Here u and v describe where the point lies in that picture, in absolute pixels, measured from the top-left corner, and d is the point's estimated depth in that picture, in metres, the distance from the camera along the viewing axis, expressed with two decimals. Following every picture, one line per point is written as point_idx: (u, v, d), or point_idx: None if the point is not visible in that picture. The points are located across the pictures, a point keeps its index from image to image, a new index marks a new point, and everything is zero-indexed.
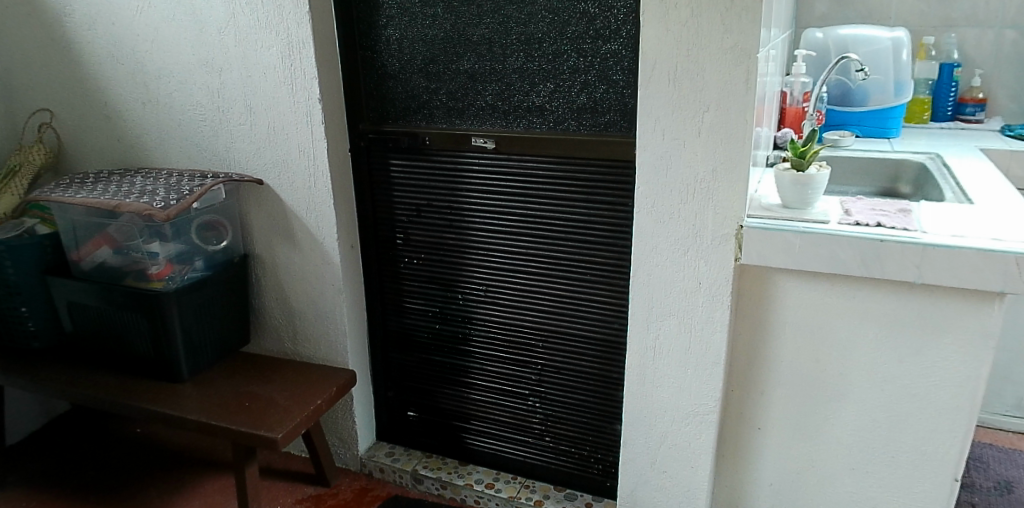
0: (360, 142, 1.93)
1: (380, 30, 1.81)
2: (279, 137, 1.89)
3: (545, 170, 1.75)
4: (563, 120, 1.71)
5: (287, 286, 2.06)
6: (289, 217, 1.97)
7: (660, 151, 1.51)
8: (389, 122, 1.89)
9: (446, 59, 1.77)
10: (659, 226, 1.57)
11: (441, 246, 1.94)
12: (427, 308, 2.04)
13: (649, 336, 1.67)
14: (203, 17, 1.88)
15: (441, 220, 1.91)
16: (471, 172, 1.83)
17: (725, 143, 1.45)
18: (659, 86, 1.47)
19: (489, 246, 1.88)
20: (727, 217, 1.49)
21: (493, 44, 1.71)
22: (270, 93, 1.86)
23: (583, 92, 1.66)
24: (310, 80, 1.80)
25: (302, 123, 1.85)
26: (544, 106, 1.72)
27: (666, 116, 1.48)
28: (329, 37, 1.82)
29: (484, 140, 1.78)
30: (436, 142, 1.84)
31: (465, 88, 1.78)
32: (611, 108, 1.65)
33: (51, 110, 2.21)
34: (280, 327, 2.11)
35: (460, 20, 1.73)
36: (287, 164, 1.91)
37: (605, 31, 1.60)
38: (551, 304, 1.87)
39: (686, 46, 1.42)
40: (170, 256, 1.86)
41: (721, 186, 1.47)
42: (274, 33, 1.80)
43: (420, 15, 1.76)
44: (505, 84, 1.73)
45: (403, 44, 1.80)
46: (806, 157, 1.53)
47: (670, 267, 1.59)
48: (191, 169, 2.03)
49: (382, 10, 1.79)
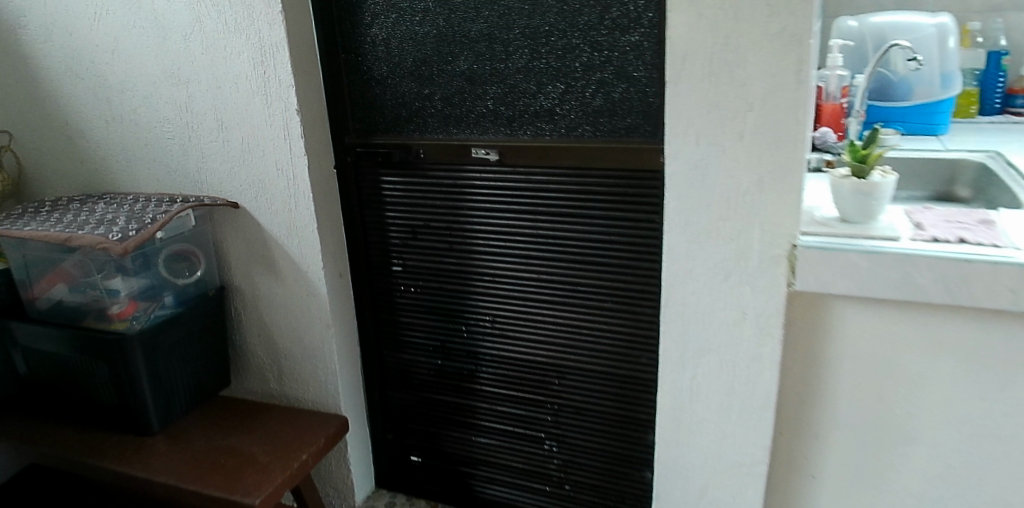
0: (346, 157, 1.70)
1: (363, 31, 1.59)
2: (253, 154, 1.66)
3: (558, 185, 1.52)
4: (576, 126, 1.48)
5: (269, 322, 1.83)
6: (269, 245, 1.74)
7: (695, 159, 1.27)
8: (376, 133, 1.67)
9: (440, 61, 1.54)
10: (694, 247, 1.33)
11: (441, 272, 1.72)
12: (427, 341, 1.81)
13: (684, 375, 1.43)
14: (165, 22, 1.65)
15: (440, 242, 1.69)
16: (472, 189, 1.61)
17: (772, 147, 1.21)
18: (692, 82, 1.23)
19: (496, 271, 1.65)
20: (777, 235, 1.26)
21: (493, 40, 1.48)
22: (242, 105, 1.63)
23: (599, 92, 1.43)
24: (284, 89, 1.57)
25: (279, 139, 1.62)
26: (554, 109, 1.48)
27: (700, 118, 1.25)
28: (306, 39, 1.59)
29: (483, 151, 1.56)
30: (433, 155, 1.61)
31: (462, 92, 1.55)
32: (633, 110, 1.42)
33: (10, 132, 1.99)
34: (265, 366, 1.88)
35: (453, 16, 1.50)
36: (264, 185, 1.68)
37: (622, 21, 1.37)
38: (568, 335, 1.64)
39: (723, 34, 1.19)
40: (133, 292, 1.64)
41: (769, 198, 1.24)
42: (243, 36, 1.57)
43: (407, 12, 1.54)
44: (508, 87, 1.50)
45: (391, 46, 1.57)
46: (867, 162, 1.29)
47: (708, 294, 1.35)
48: (159, 192, 1.80)
49: (365, 7, 1.57)
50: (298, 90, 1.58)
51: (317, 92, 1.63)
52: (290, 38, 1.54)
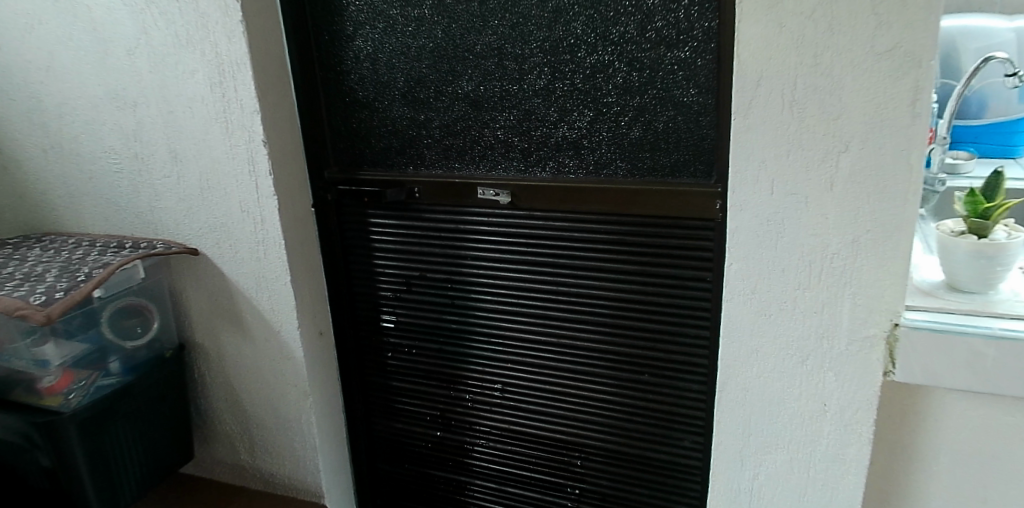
0: (326, 195, 1.41)
1: (344, 44, 1.31)
2: (214, 193, 1.37)
3: (584, 234, 1.24)
4: (608, 162, 1.19)
5: (237, 388, 1.54)
6: (234, 298, 1.45)
7: (768, 212, 0.99)
8: (361, 166, 1.38)
9: (438, 81, 1.25)
10: (763, 321, 1.05)
11: (441, 331, 1.43)
12: (423, 411, 1.51)
13: (744, 474, 1.15)
14: (105, 33, 1.36)
15: (440, 297, 1.40)
16: (479, 236, 1.32)
17: (874, 199, 0.93)
18: (768, 113, 0.95)
19: (507, 332, 1.36)
20: (875, 311, 0.98)
21: (503, 57, 1.20)
22: (199, 133, 1.34)
23: (637, 122, 1.15)
24: (249, 116, 1.28)
25: (244, 175, 1.33)
26: (580, 141, 1.20)
27: (776, 160, 0.96)
28: (277, 53, 1.31)
29: (490, 190, 1.27)
30: (430, 194, 1.33)
31: (465, 119, 1.26)
32: (680, 144, 1.13)
33: None
34: (233, 437, 1.60)
35: (454, 26, 1.21)
36: (227, 229, 1.39)
37: (669, 34, 1.09)
38: (595, 410, 1.35)
39: (812, 52, 0.91)
40: (67, 361, 1.33)
41: (866, 264, 0.96)
42: (197, 50, 1.28)
43: (398, 22, 1.25)
44: (522, 113, 1.22)
45: (378, 62, 1.29)
46: (991, 217, 1.00)
47: (779, 379, 1.07)
48: (106, 234, 1.51)
49: (347, 16, 1.29)
50: (266, 116, 1.29)
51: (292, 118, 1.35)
52: (255, 54, 1.26)
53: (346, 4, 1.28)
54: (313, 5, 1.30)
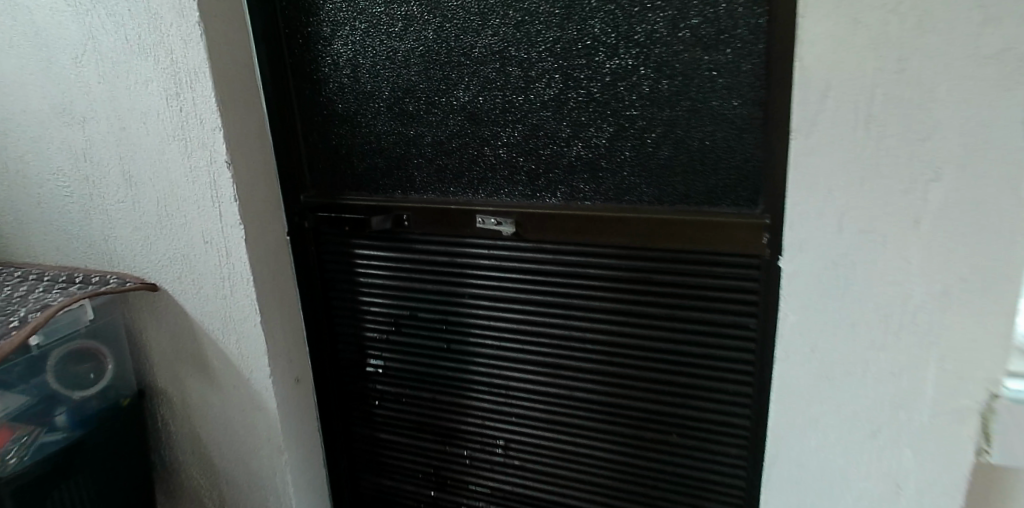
0: (302, 221, 1.22)
1: (320, 49, 1.12)
2: (173, 220, 1.19)
3: (604, 270, 1.05)
4: (631, 187, 1.00)
5: (205, 440, 1.35)
6: (200, 340, 1.26)
7: (834, 254, 0.80)
8: (342, 189, 1.18)
9: (430, 91, 1.07)
10: (825, 384, 0.86)
11: (436, 378, 1.23)
12: (415, 468, 1.32)
13: None
14: (46, 36, 1.16)
15: (435, 339, 1.21)
16: (479, 270, 1.13)
17: (971, 238, 0.74)
18: (836, 133, 0.76)
19: (513, 381, 1.17)
20: (969, 377, 0.78)
21: (506, 62, 1.01)
22: (155, 152, 1.15)
23: (667, 138, 0.96)
24: (209, 135, 1.10)
25: (205, 201, 1.14)
26: (598, 162, 1.01)
27: (846, 191, 0.78)
28: (245, 60, 1.12)
29: (492, 218, 1.09)
30: (422, 223, 1.14)
31: (461, 135, 1.07)
32: (719, 165, 0.94)
33: None
34: (202, 493, 1.40)
35: (447, 26, 1.03)
36: (189, 261, 1.20)
37: (707, 32, 0.90)
38: (615, 474, 1.15)
39: (894, 54, 0.72)
40: (7, 415, 1.13)
41: (959, 318, 0.77)
42: (149, 56, 1.09)
43: (381, 21, 1.06)
44: (529, 128, 1.03)
45: (359, 69, 1.10)
46: None
47: (842, 454, 0.87)
48: (55, 266, 1.32)
49: (322, 15, 1.10)
50: (231, 135, 1.10)
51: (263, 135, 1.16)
52: (216, 61, 1.07)
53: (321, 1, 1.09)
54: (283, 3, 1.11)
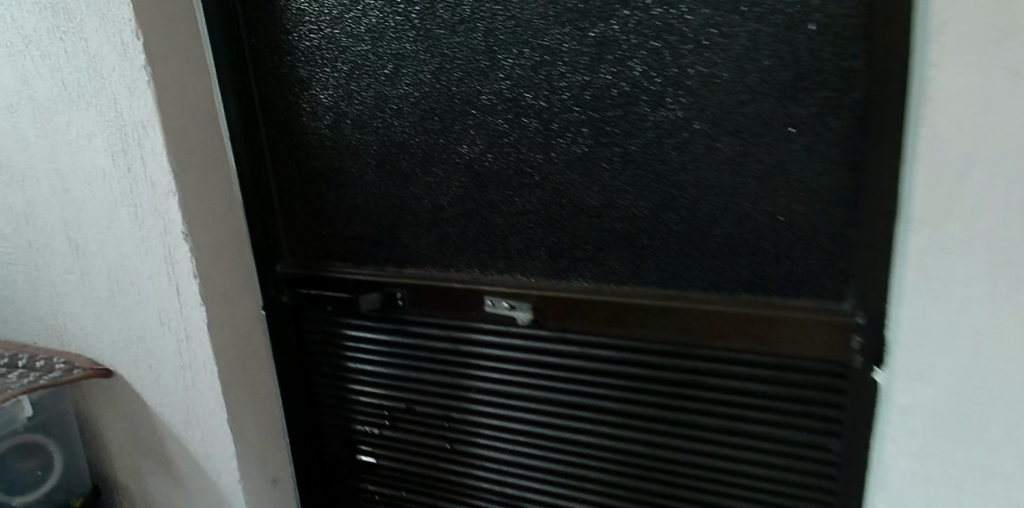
0: (279, 295, 1.02)
1: (294, 94, 0.92)
2: (126, 295, 0.99)
3: (641, 373, 0.83)
4: (681, 268, 0.79)
5: None
6: (161, 433, 1.06)
7: (964, 380, 0.63)
8: (324, 260, 0.98)
9: (425, 146, 0.86)
10: None
11: (436, 485, 1.01)
12: None
13: None
14: None
15: (435, 440, 0.99)
16: (486, 361, 0.91)
17: None
18: (972, 227, 0.61)
19: (528, 496, 0.95)
20: None
21: (520, 112, 0.80)
22: (102, 216, 0.96)
23: (728, 208, 0.75)
24: (162, 199, 0.90)
25: (160, 277, 0.95)
26: (637, 237, 0.79)
27: (983, 302, 0.61)
28: (209, 109, 0.92)
29: (503, 301, 0.87)
30: (419, 302, 0.93)
31: (464, 200, 0.86)
32: (796, 244, 0.74)
33: None
34: None
35: (447, 67, 0.82)
36: (146, 344, 1.01)
37: (784, 76, 0.70)
38: None
39: None
40: None
41: None
42: (90, 104, 0.90)
43: (366, 61, 0.86)
44: (550, 193, 0.82)
45: (340, 119, 0.90)
46: None
47: None
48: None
49: (296, 54, 0.90)
50: (188, 200, 0.90)
51: (233, 197, 0.96)
52: (169, 112, 0.87)
53: (294, 37, 0.89)
54: (252, 40, 0.92)
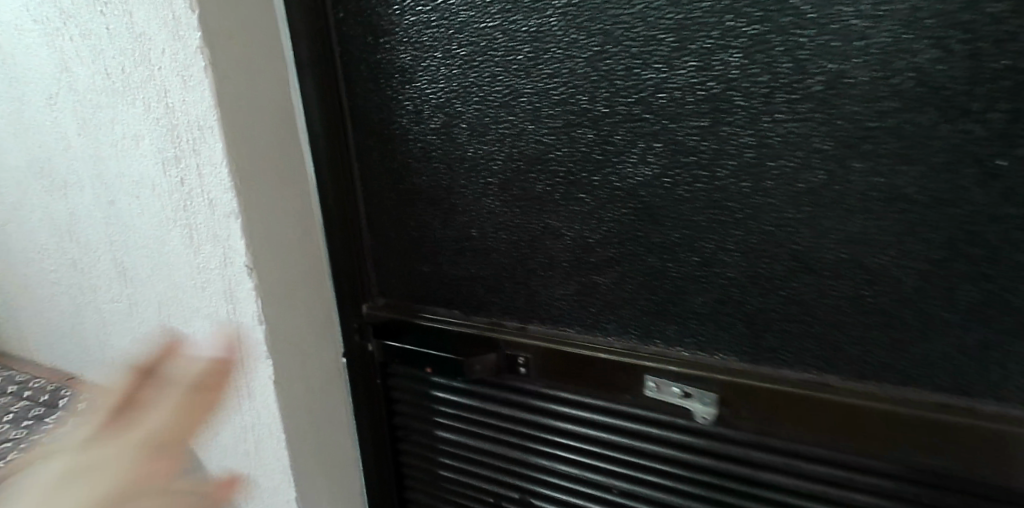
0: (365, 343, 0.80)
1: (391, 87, 0.68)
2: (179, 335, 0.79)
3: (797, 491, 0.59)
4: (966, 366, 0.52)
5: None
6: None
7: None
8: (421, 303, 0.76)
9: (572, 163, 0.61)
10: None
11: None
12: None
13: None
14: (14, 66, 0.79)
15: None
16: (638, 462, 0.65)
17: None
18: None
19: None
20: None
21: (722, 118, 0.54)
22: (150, 238, 0.75)
23: None
24: (221, 225, 0.68)
25: (221, 320, 0.73)
26: (897, 312, 0.53)
27: None
28: (283, 105, 0.70)
29: (674, 385, 0.62)
30: (549, 372, 0.68)
31: (624, 241, 0.61)
32: None
33: None
34: None
35: (611, 51, 0.56)
36: None
37: None
38: None
39: None
40: None
41: None
42: (131, 95, 0.69)
43: (490, 43, 0.62)
44: (759, 238, 0.56)
45: (450, 122, 0.66)
46: None
47: None
48: (43, 380, 0.96)
49: (394, 34, 0.66)
50: (253, 225, 0.68)
51: (310, 219, 0.74)
52: (232, 110, 0.64)
53: (391, 11, 0.66)
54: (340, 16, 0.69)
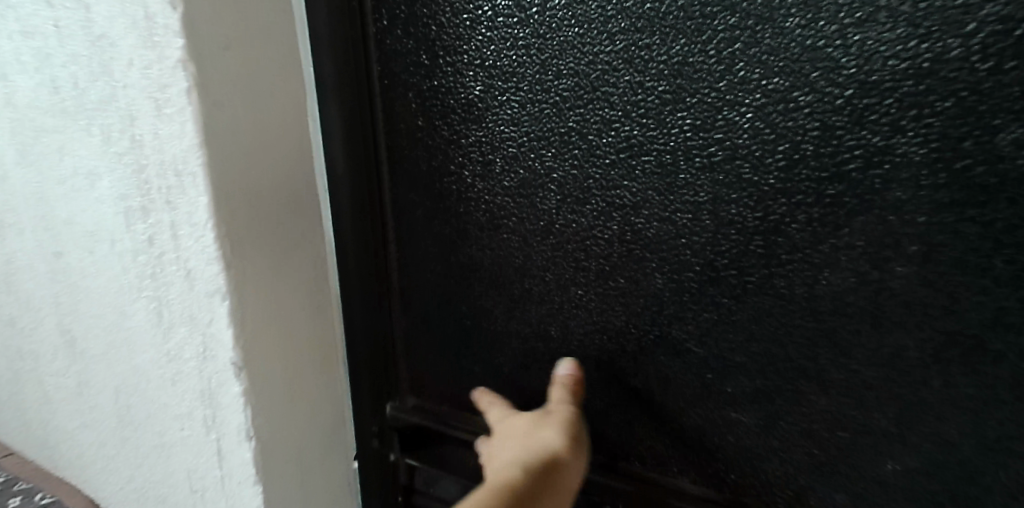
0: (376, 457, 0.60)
1: (448, 126, 0.49)
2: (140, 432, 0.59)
3: None
4: None
5: None
6: None
7: None
8: (466, 413, 0.56)
9: (717, 253, 0.42)
10: None
11: None
12: None
13: None
14: None
15: None
16: None
17: None
18: None
19: None
20: None
21: (974, 212, 0.36)
22: (105, 305, 0.56)
23: None
24: (200, 307, 0.48)
25: (195, 425, 0.54)
26: None
27: None
28: (297, 148, 0.50)
29: None
30: None
31: (784, 370, 0.42)
32: None
33: None
34: None
35: (803, 100, 0.38)
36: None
37: None
38: None
39: None
40: None
41: None
42: (82, 119, 0.49)
43: (603, 75, 0.42)
44: (1009, 395, 0.37)
45: (533, 180, 0.47)
46: None
47: None
48: None
49: (459, 52, 0.47)
50: (246, 311, 0.48)
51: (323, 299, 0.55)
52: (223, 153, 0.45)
53: (454, 20, 0.46)
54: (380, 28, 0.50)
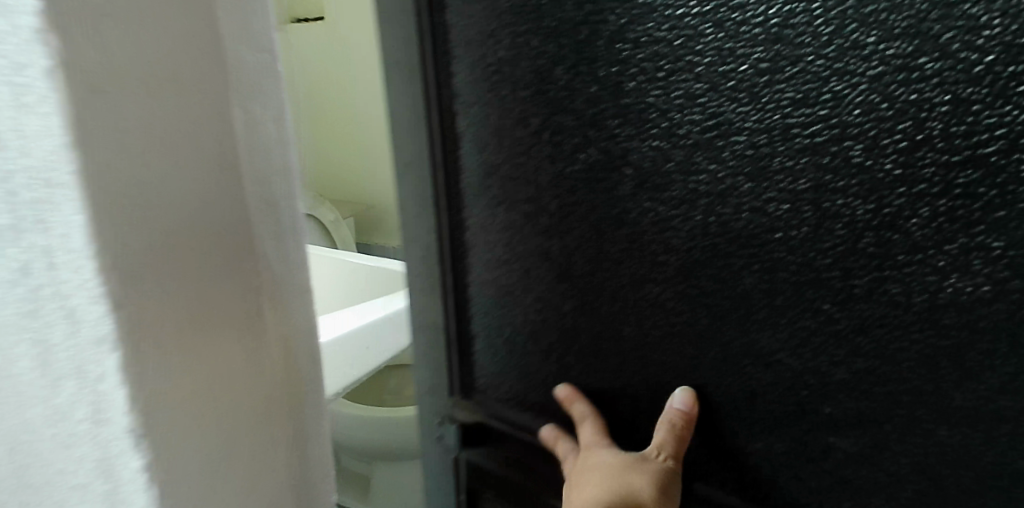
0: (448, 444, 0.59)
1: (514, 102, 0.45)
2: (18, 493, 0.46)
3: None
4: None
5: None
6: None
7: None
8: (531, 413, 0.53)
9: (816, 252, 0.36)
10: None
11: None
12: None
13: None
14: None
15: None
16: None
17: None
18: None
19: None
20: None
21: None
22: None
23: None
24: (87, 359, 0.37)
25: None
26: None
27: None
28: (204, 110, 0.38)
29: None
30: None
31: (893, 394, 0.36)
32: None
33: None
34: None
35: (933, 69, 0.31)
36: None
37: None
38: None
39: None
40: None
41: None
42: None
43: (688, 42, 0.37)
44: None
45: (606, 162, 0.42)
46: None
47: None
48: None
49: (530, 20, 0.43)
50: (145, 363, 0.37)
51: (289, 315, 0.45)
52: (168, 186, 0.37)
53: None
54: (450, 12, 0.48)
